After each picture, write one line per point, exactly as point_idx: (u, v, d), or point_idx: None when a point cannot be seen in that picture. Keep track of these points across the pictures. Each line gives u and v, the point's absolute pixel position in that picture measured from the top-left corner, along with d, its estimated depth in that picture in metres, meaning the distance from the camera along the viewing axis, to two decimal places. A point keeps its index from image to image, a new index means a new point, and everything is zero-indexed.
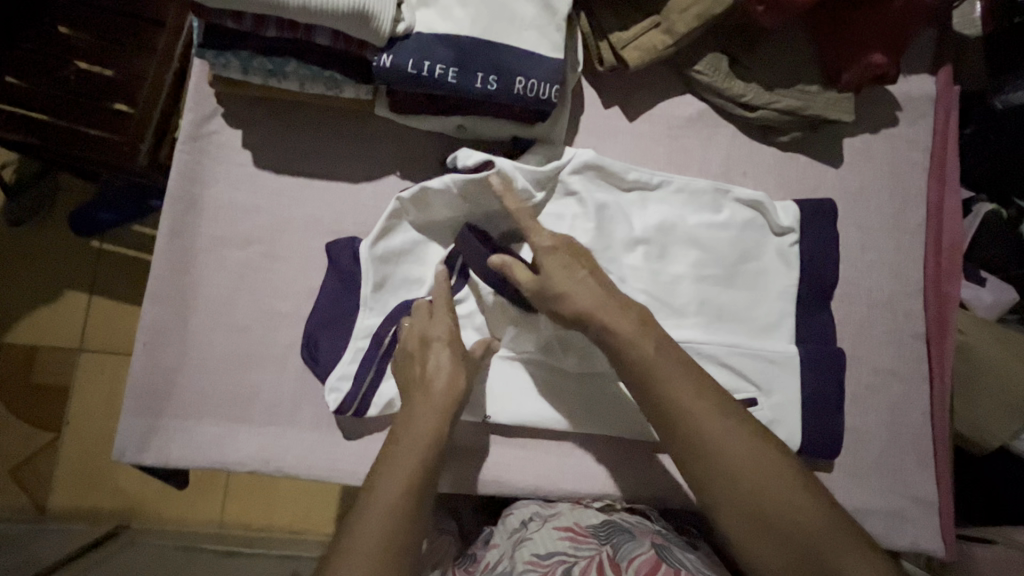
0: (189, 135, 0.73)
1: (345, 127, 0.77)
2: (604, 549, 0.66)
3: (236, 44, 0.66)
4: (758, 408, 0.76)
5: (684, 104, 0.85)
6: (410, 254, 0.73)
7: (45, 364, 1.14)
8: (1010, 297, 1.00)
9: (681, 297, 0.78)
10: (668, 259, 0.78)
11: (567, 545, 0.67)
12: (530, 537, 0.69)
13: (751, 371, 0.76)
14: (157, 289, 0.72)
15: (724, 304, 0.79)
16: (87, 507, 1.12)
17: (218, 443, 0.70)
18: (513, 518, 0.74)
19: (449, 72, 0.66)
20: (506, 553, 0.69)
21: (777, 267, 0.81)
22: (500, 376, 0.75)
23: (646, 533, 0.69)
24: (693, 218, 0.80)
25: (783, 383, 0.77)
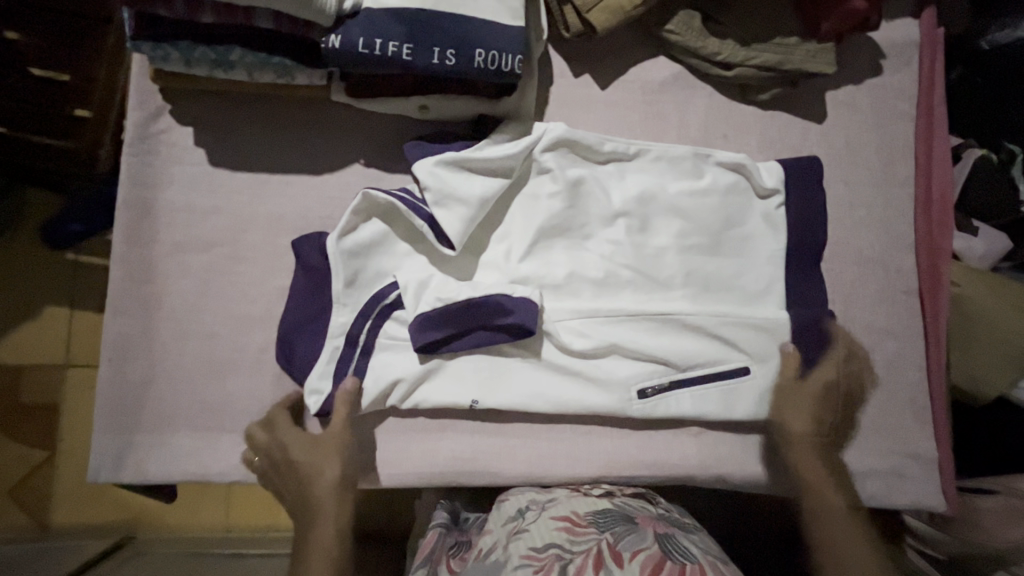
0: (137, 137, 0.69)
1: (303, 115, 0.73)
2: (604, 537, 0.63)
3: (172, 33, 0.61)
4: (752, 377, 0.74)
5: (657, 67, 0.81)
6: (380, 245, 0.70)
7: (31, 382, 1.11)
8: (1004, 245, 0.98)
9: (667, 270, 0.75)
10: (651, 231, 0.75)
11: (564, 536, 0.63)
12: (526, 529, 0.66)
13: (741, 339, 0.74)
14: (118, 301, 0.69)
15: (711, 274, 0.76)
16: (91, 521, 1.10)
17: (198, 454, 0.68)
18: (508, 505, 0.72)
19: (404, 49, 0.62)
20: (500, 542, 0.66)
21: (764, 231, 0.78)
22: (490, 367, 0.72)
23: (648, 521, 0.67)
24: (674, 187, 0.76)
25: (777, 350, 0.75)
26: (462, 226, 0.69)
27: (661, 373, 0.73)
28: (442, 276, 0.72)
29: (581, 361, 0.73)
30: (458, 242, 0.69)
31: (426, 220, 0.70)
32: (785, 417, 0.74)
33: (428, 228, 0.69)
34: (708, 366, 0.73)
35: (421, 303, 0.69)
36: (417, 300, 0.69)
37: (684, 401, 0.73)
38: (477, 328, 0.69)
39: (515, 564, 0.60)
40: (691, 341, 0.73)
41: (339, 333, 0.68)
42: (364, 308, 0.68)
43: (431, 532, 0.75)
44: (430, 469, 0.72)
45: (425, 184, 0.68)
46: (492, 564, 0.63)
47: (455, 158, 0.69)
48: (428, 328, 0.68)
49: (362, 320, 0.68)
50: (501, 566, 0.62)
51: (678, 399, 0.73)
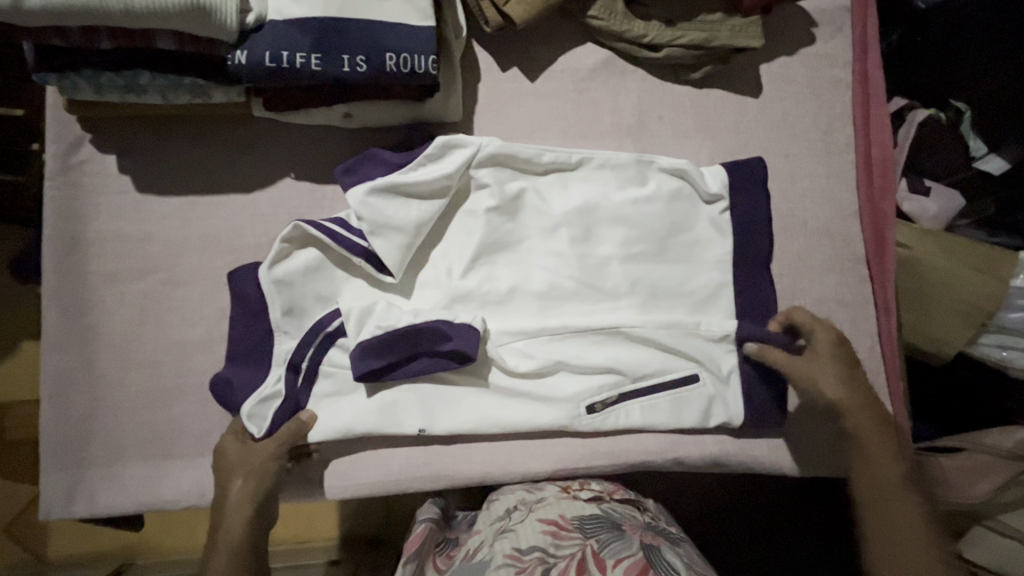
0: (58, 169, 0.69)
1: (228, 135, 0.72)
2: (589, 543, 0.64)
3: (76, 63, 0.60)
4: (700, 386, 0.74)
5: (586, 55, 0.80)
6: (317, 272, 0.70)
7: (14, 418, 1.09)
8: (956, 203, 0.97)
9: (612, 280, 0.75)
10: (595, 241, 0.75)
11: (549, 540, 0.64)
12: (512, 529, 0.68)
13: (693, 348, 0.73)
14: (56, 337, 0.68)
15: (657, 280, 0.75)
16: (86, 553, 1.07)
17: (149, 484, 0.68)
18: (499, 505, 0.74)
19: (312, 59, 0.61)
20: (488, 542, 0.68)
21: (711, 234, 0.77)
22: (447, 397, 0.72)
23: (634, 529, 0.68)
24: (616, 195, 0.76)
25: (728, 360, 0.74)
26: (403, 253, 0.69)
27: (610, 387, 0.73)
28: (388, 301, 0.71)
29: (528, 380, 0.73)
30: (397, 271, 0.69)
31: (363, 252, 0.69)
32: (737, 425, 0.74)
33: (366, 262, 0.69)
34: (657, 376, 0.73)
35: (364, 331, 0.68)
36: (361, 327, 0.69)
37: (634, 412, 0.73)
38: (417, 356, 0.69)
39: (499, 563, 0.61)
40: (638, 351, 0.73)
41: (281, 351, 0.68)
42: (304, 338, 0.68)
43: (423, 525, 0.73)
44: (388, 476, 0.73)
45: (360, 216, 0.68)
46: (478, 562, 0.64)
47: (387, 184, 0.68)
48: (364, 358, 0.67)
49: (305, 348, 0.68)
50: (487, 563, 0.63)
51: (629, 409, 0.73)
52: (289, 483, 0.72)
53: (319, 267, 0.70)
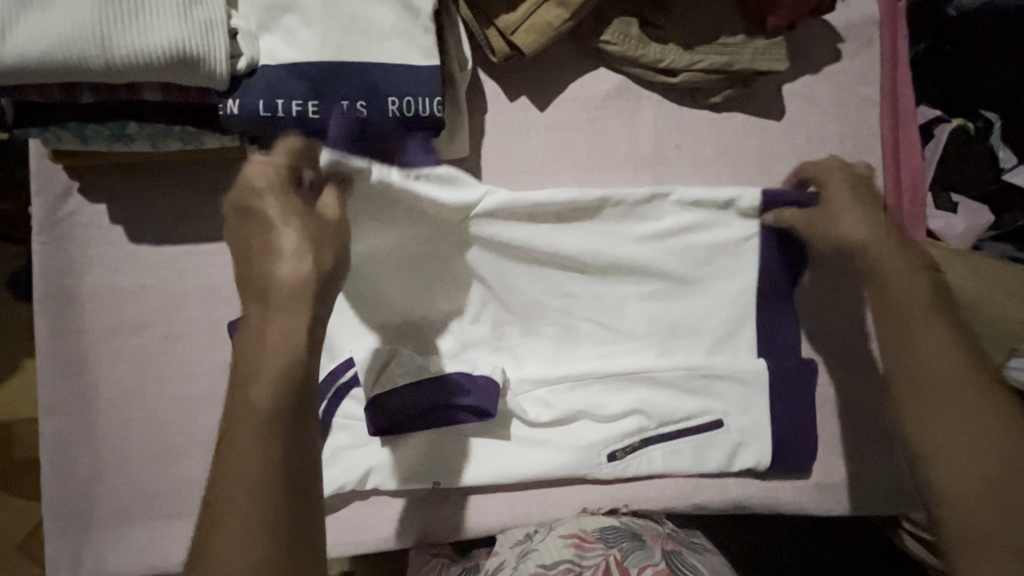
0: (46, 222, 0.65)
1: (224, 179, 0.68)
2: (611, 552, 0.62)
3: (56, 115, 0.56)
4: (724, 432, 0.70)
5: (598, 81, 0.75)
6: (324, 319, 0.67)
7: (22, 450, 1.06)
8: (985, 219, 0.93)
9: (634, 321, 0.71)
10: (616, 281, 0.71)
11: (573, 552, 0.62)
12: (534, 549, 0.65)
13: (713, 391, 0.70)
14: (52, 397, 0.66)
15: (676, 319, 0.71)
16: None
17: (155, 547, 0.66)
18: (516, 530, 0.70)
19: (309, 107, 0.57)
20: (509, 563, 0.65)
21: (735, 265, 0.71)
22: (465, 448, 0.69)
23: (656, 539, 0.65)
24: (640, 226, 0.69)
25: (752, 404, 0.70)
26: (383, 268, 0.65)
27: (632, 433, 0.70)
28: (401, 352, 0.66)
29: (545, 429, 0.70)
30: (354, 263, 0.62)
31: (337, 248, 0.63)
32: (765, 463, 0.71)
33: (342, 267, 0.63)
34: (679, 422, 0.70)
35: (378, 385, 0.64)
36: (375, 382, 0.64)
37: (656, 459, 0.71)
38: (432, 410, 0.66)
39: None
40: (662, 396, 0.70)
41: None
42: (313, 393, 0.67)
43: (433, 561, 0.73)
44: (403, 529, 0.71)
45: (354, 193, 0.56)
46: None
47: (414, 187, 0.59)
48: (380, 413, 0.65)
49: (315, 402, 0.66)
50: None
51: (651, 456, 0.70)
52: None
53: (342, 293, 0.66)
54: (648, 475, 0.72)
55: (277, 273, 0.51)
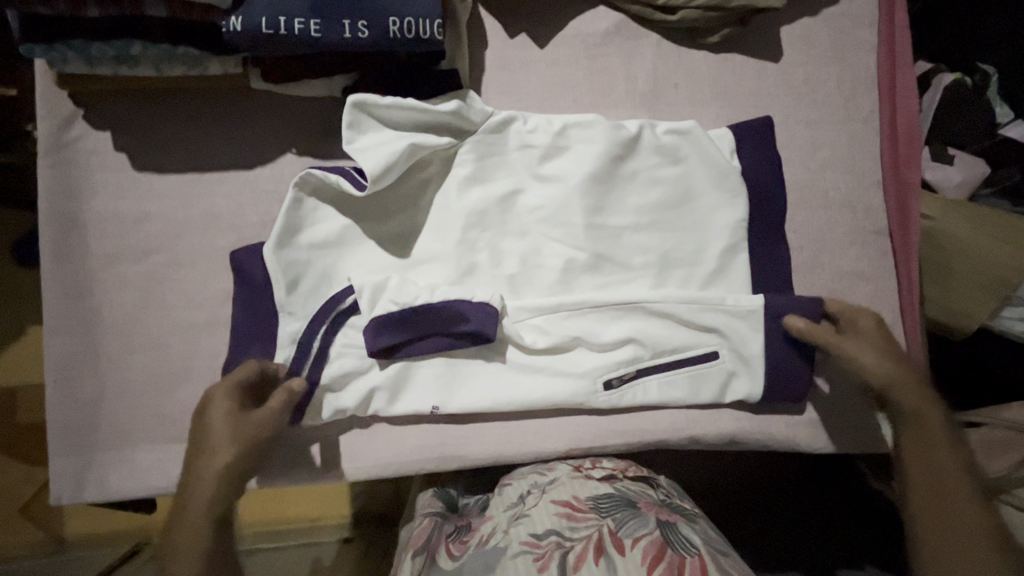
0: (51, 147, 0.66)
1: (227, 108, 0.69)
2: (605, 523, 0.62)
3: (63, 31, 0.57)
4: (720, 361, 0.71)
5: (599, 19, 0.76)
6: (331, 246, 0.68)
7: (28, 402, 1.07)
8: (982, 170, 0.94)
9: (626, 254, 0.72)
10: (610, 211, 0.72)
11: (564, 522, 0.63)
12: (527, 513, 0.66)
13: (706, 322, 0.71)
14: (58, 319, 0.67)
15: (661, 263, 0.73)
16: (104, 532, 1.07)
17: (158, 467, 0.67)
18: (511, 490, 0.72)
19: (311, 25, 0.58)
20: (501, 527, 0.66)
21: (721, 200, 0.73)
22: (465, 380, 0.71)
23: (650, 507, 0.66)
24: (626, 164, 0.73)
25: (750, 334, 0.71)
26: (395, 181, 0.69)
27: (628, 362, 0.70)
28: (401, 279, 0.68)
29: (540, 359, 0.71)
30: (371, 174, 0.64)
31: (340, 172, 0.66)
32: (755, 399, 0.71)
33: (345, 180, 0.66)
34: (677, 351, 0.71)
35: (377, 308, 0.66)
36: (373, 304, 0.67)
37: (652, 388, 0.72)
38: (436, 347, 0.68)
39: (516, 551, 0.60)
40: (659, 327, 0.71)
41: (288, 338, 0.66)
42: (316, 319, 0.66)
43: (425, 520, 0.72)
44: (400, 457, 0.72)
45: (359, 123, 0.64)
46: (495, 549, 0.63)
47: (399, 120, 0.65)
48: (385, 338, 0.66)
49: (318, 324, 0.66)
50: (502, 550, 0.62)
51: (646, 385, 0.71)
52: (300, 464, 0.71)
53: (341, 237, 0.69)
54: (643, 406, 0.72)
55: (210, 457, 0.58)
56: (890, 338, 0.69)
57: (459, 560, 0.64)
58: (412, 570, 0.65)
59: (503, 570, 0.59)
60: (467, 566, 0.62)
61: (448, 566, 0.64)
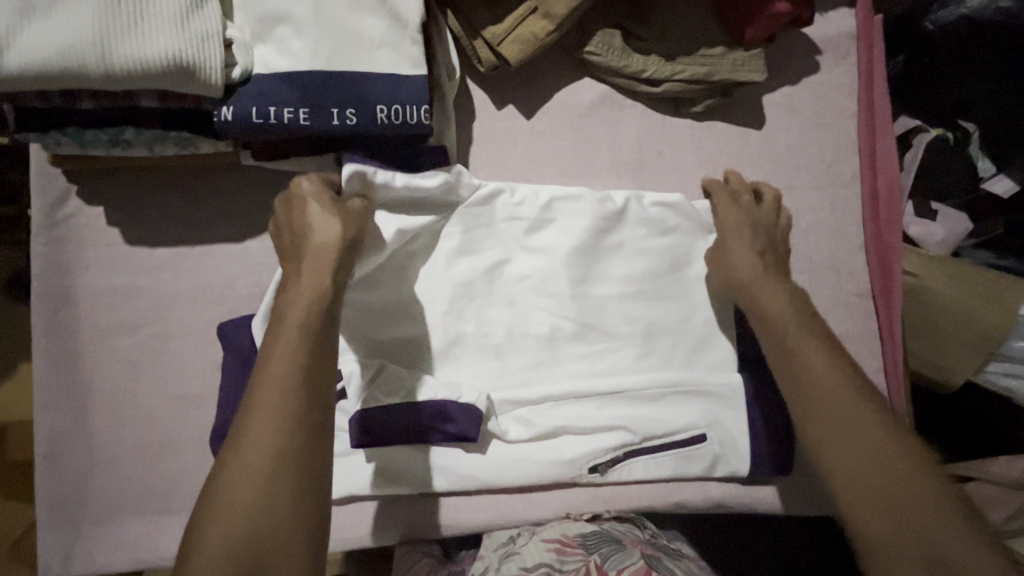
0: (45, 224, 0.67)
1: (219, 183, 0.70)
2: (592, 558, 0.64)
3: (59, 121, 0.59)
4: (706, 443, 0.72)
5: (584, 90, 0.78)
6: None
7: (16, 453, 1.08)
8: (963, 227, 0.96)
9: (614, 324, 0.73)
10: (597, 283, 0.74)
11: (554, 556, 0.64)
12: (517, 551, 0.67)
13: (686, 404, 0.72)
14: (47, 394, 0.67)
15: (648, 339, 0.74)
16: None
17: (146, 541, 0.67)
18: (500, 533, 0.73)
19: (301, 114, 0.59)
20: (492, 566, 0.67)
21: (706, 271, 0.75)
22: (451, 467, 0.71)
23: (635, 542, 0.67)
24: (612, 236, 0.74)
25: (729, 414, 0.73)
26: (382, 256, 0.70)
27: (616, 447, 0.71)
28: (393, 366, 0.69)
29: (525, 445, 0.72)
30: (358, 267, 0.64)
31: None
32: (743, 473, 0.73)
33: None
34: (665, 436, 0.72)
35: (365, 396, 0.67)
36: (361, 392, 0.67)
37: (639, 468, 0.73)
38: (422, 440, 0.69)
39: None
40: (644, 409, 0.72)
41: None
42: None
43: (422, 559, 0.74)
44: (391, 524, 0.72)
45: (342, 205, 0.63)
46: None
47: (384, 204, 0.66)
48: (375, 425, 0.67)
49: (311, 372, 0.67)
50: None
51: (631, 465, 0.72)
52: None
53: None
54: (629, 483, 0.74)
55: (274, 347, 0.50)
56: (761, 231, 0.72)
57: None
58: None
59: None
60: None
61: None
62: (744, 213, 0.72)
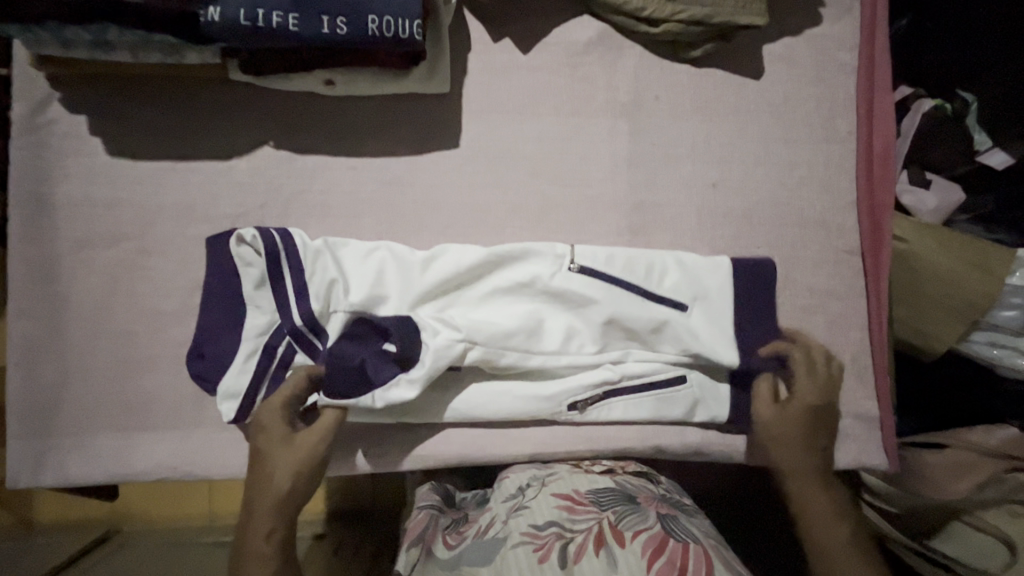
0: (25, 128, 0.66)
1: (207, 98, 0.69)
2: (605, 516, 0.63)
3: (37, 14, 0.57)
4: (686, 385, 0.73)
5: (582, 27, 0.76)
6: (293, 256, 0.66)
7: None
8: (955, 197, 0.94)
9: (586, 290, 0.71)
10: (576, 258, 0.72)
11: (563, 515, 0.63)
12: (527, 505, 0.66)
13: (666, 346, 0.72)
14: (21, 302, 0.66)
15: (622, 303, 0.71)
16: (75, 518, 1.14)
17: (120, 454, 0.67)
18: (509, 484, 0.72)
19: (289, 19, 0.58)
20: (500, 518, 0.66)
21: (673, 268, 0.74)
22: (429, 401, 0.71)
23: (650, 501, 0.67)
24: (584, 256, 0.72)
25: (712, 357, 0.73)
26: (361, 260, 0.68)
27: (596, 385, 0.71)
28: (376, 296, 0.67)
29: (503, 381, 0.72)
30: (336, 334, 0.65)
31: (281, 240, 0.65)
32: (721, 420, 0.74)
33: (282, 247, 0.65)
34: (643, 375, 0.72)
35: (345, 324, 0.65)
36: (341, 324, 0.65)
37: (617, 408, 0.73)
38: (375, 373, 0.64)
39: (517, 541, 0.61)
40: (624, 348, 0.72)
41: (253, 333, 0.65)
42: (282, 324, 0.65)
43: (422, 514, 0.71)
44: (367, 453, 0.72)
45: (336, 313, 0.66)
46: (493, 538, 0.63)
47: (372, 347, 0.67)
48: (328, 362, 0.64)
49: (280, 278, 0.65)
50: (502, 540, 0.62)
51: (612, 405, 0.72)
52: None
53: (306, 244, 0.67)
54: (609, 423, 0.74)
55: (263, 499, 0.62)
56: (818, 416, 0.72)
57: (457, 548, 0.64)
58: (406, 564, 0.64)
59: (503, 558, 0.60)
60: (468, 553, 0.63)
61: (445, 556, 0.64)
62: (814, 391, 0.73)
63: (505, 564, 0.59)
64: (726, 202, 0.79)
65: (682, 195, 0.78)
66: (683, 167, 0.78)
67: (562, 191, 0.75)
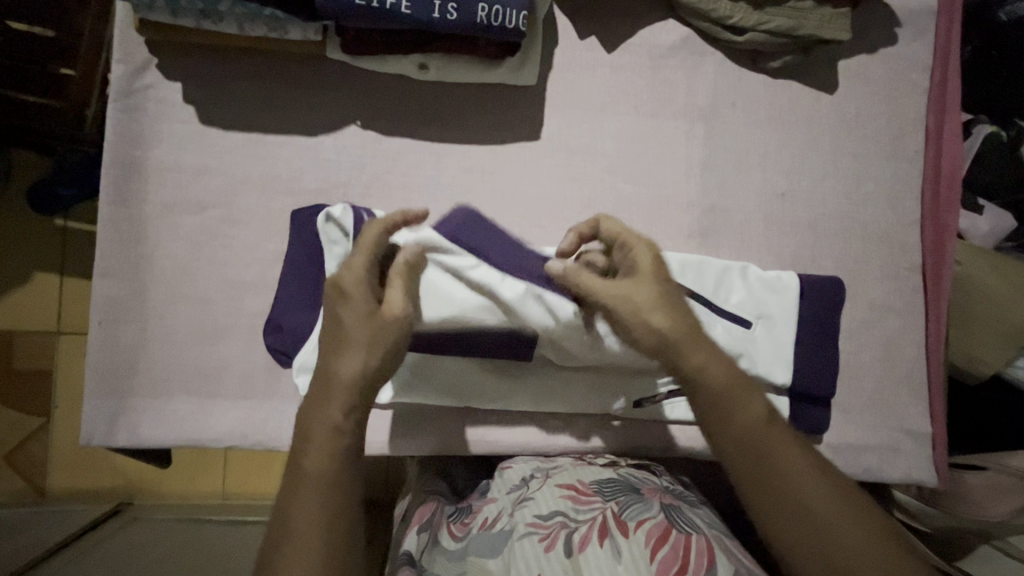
0: (122, 91, 0.67)
1: (299, 74, 0.70)
2: (609, 507, 0.61)
3: None
4: None
5: (666, 31, 0.78)
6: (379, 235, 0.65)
7: (24, 349, 1.12)
8: (1009, 223, 0.96)
9: None
10: None
11: (569, 504, 0.62)
12: (531, 497, 0.64)
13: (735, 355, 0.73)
14: (106, 263, 0.67)
15: None
16: (87, 488, 1.12)
17: (193, 420, 0.67)
18: (512, 474, 0.70)
19: (402, 2, 0.59)
20: (506, 510, 0.64)
21: (742, 284, 0.75)
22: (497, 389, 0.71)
23: (653, 492, 0.65)
24: None
25: (778, 367, 0.74)
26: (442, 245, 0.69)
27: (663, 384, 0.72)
28: None
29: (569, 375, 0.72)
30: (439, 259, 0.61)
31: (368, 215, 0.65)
32: None
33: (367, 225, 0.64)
34: None
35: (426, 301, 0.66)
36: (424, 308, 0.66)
37: (680, 408, 0.74)
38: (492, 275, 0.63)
39: (522, 533, 0.59)
40: None
41: None
42: None
43: (429, 500, 0.71)
44: (431, 436, 0.72)
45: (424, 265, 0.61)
46: (499, 532, 0.61)
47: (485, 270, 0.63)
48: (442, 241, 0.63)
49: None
50: (508, 533, 0.60)
51: (674, 405, 0.73)
52: None
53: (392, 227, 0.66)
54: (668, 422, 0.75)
55: (329, 393, 0.51)
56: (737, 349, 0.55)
57: (463, 541, 0.63)
58: (415, 548, 0.65)
59: (510, 552, 0.58)
60: (474, 545, 0.61)
61: (451, 548, 0.63)
62: None
63: (511, 557, 0.58)
64: (794, 212, 0.80)
65: (751, 202, 0.79)
66: (753, 175, 0.79)
67: (636, 189, 0.76)
